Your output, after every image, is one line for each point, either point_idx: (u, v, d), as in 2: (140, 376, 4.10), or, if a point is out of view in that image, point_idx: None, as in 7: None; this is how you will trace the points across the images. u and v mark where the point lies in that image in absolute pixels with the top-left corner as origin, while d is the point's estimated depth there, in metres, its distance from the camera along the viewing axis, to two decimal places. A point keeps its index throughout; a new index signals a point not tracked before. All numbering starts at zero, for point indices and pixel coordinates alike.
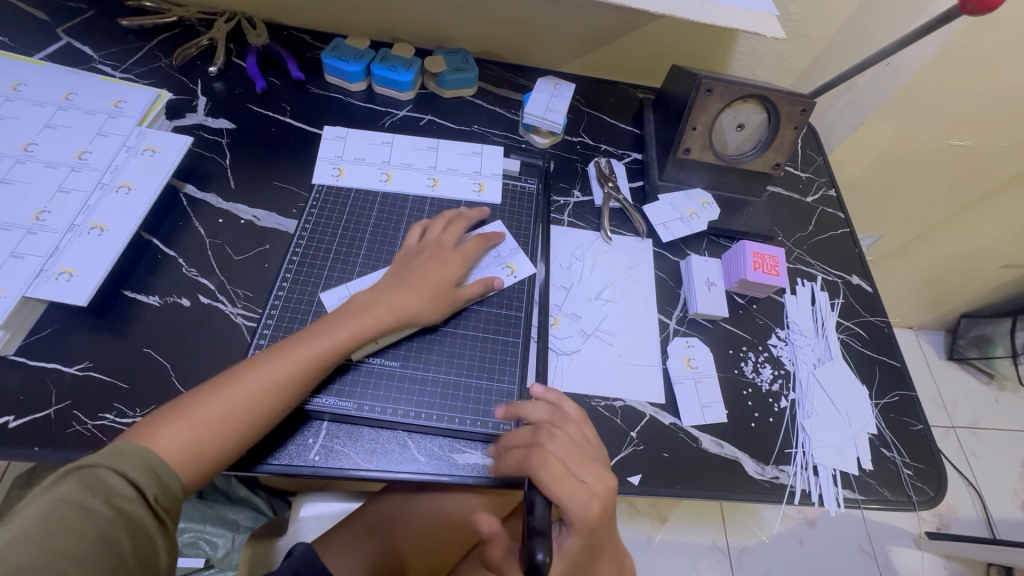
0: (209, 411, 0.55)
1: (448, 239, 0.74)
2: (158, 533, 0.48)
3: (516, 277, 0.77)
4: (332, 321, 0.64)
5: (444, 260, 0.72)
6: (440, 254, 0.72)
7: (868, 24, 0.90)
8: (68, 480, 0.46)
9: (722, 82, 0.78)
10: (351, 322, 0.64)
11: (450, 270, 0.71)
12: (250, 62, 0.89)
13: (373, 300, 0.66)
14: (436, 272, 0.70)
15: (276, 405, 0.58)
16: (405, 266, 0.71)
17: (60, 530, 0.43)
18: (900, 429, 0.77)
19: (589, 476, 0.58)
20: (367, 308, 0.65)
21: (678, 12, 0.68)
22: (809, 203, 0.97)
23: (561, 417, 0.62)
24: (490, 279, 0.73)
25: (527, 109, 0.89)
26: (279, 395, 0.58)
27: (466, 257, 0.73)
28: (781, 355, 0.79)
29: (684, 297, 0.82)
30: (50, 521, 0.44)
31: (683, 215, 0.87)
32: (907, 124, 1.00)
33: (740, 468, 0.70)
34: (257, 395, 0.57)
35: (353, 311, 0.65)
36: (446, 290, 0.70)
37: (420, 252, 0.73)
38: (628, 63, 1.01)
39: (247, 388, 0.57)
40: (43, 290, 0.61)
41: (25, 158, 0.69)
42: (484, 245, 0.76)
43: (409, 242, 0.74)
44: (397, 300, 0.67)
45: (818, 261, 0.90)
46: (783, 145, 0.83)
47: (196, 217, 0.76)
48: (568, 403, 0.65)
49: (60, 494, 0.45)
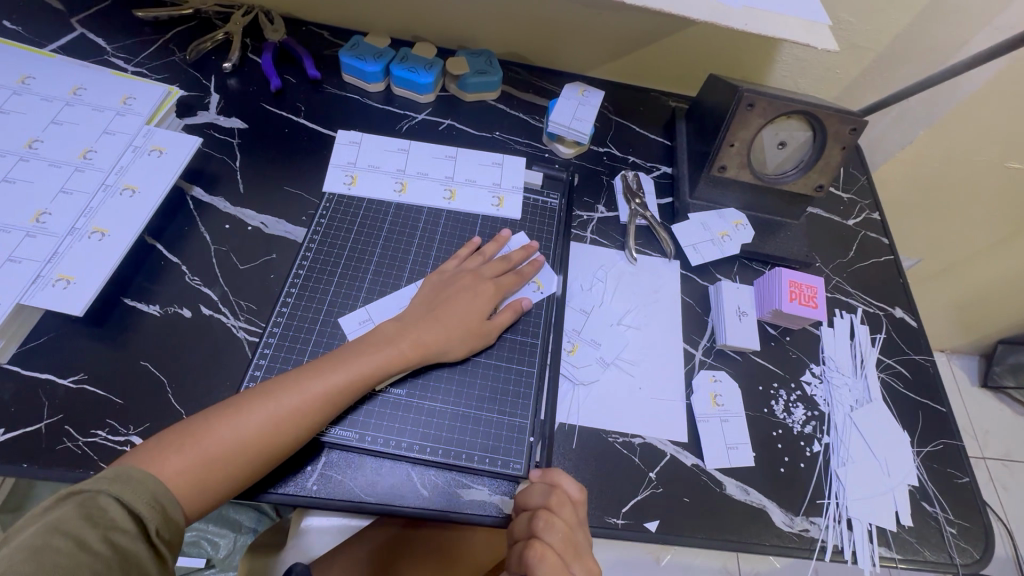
0: (220, 440, 0.52)
1: (482, 268, 0.70)
2: (157, 571, 0.46)
3: (542, 292, 0.73)
4: (356, 351, 0.60)
5: (477, 292, 0.67)
6: (475, 286, 0.68)
7: (926, 36, 0.83)
8: (66, 506, 0.44)
9: (765, 96, 0.71)
10: (375, 353, 0.60)
11: (482, 302, 0.67)
12: (266, 59, 0.86)
13: (400, 331, 0.62)
14: (467, 304, 0.66)
15: (290, 438, 0.54)
16: (437, 296, 0.67)
17: (51, 567, 0.41)
18: (944, 481, 0.70)
19: (579, 570, 0.54)
20: (394, 340, 0.61)
21: (719, 19, 0.62)
22: (851, 226, 0.90)
23: (560, 501, 0.55)
24: (520, 302, 0.70)
25: (553, 118, 0.84)
26: (295, 428, 0.54)
27: (500, 287, 0.69)
28: (816, 395, 0.73)
29: (712, 326, 0.76)
30: (43, 555, 0.41)
31: (714, 237, 0.81)
32: (962, 145, 0.93)
33: (766, 517, 0.65)
34: (272, 427, 0.53)
35: (378, 341, 0.61)
36: (476, 323, 0.66)
37: (453, 279, 0.69)
38: (661, 69, 0.95)
39: (262, 418, 0.53)
40: (39, 297, 0.59)
41: (29, 156, 0.67)
42: (516, 272, 0.72)
43: (444, 268, 0.71)
44: (425, 333, 0.63)
45: (858, 292, 0.83)
46: (828, 166, 0.77)
47: (202, 222, 0.73)
48: (566, 482, 0.58)
49: (57, 522, 0.43)
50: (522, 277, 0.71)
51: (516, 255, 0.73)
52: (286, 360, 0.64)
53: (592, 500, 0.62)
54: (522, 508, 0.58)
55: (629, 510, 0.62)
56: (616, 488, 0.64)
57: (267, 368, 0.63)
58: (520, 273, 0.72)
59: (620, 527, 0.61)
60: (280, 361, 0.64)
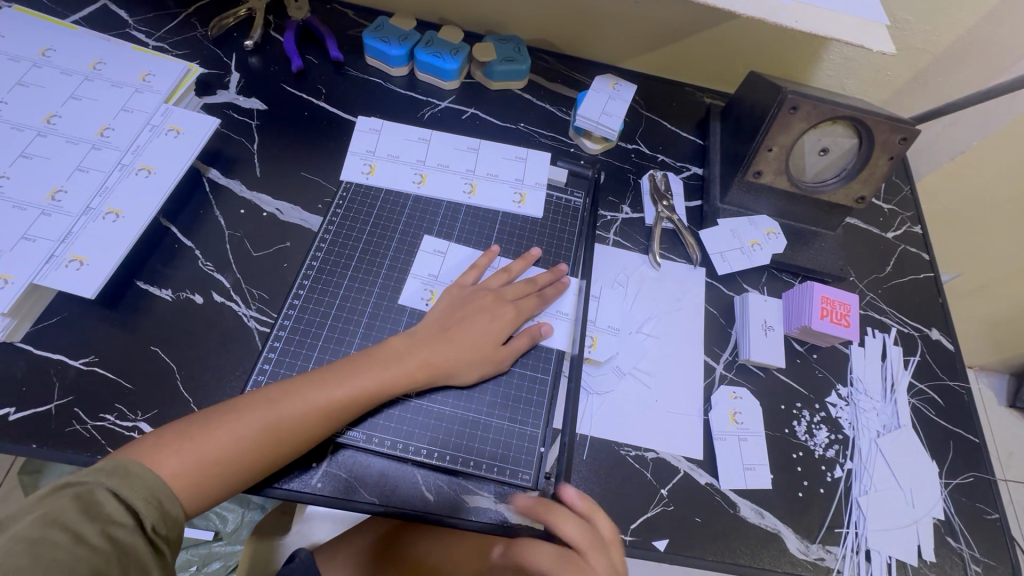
0: (216, 445, 0.51)
1: (504, 288, 0.67)
2: (154, 565, 0.45)
3: (569, 317, 0.70)
4: (360, 366, 0.58)
5: (495, 315, 0.65)
6: (491, 307, 0.65)
7: (989, 39, 0.77)
8: (64, 498, 0.44)
9: (811, 99, 0.67)
10: (381, 371, 0.58)
11: (498, 326, 0.64)
12: (288, 38, 0.83)
13: (408, 350, 0.60)
14: (482, 327, 0.63)
15: (289, 446, 0.54)
16: (452, 314, 0.64)
17: (48, 562, 0.41)
18: (970, 516, 0.67)
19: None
20: (401, 359, 0.59)
21: (770, 16, 0.57)
22: (889, 240, 0.85)
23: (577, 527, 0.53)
24: (540, 328, 0.66)
25: (580, 111, 0.80)
26: (293, 438, 0.54)
27: (520, 310, 0.66)
28: (841, 418, 0.70)
29: (736, 339, 0.73)
30: (42, 548, 0.41)
31: (744, 245, 0.78)
32: (1017, 157, 0.87)
33: (781, 543, 0.62)
34: (271, 436, 0.53)
35: (384, 358, 0.59)
36: (490, 348, 0.63)
37: (471, 298, 0.66)
38: (698, 63, 0.90)
39: (259, 424, 0.53)
40: (53, 278, 0.58)
41: (47, 131, 0.66)
42: (538, 294, 0.69)
43: (463, 282, 0.68)
44: (434, 354, 0.60)
45: (894, 310, 0.79)
46: (872, 176, 0.72)
47: (218, 205, 0.71)
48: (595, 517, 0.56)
49: (55, 515, 0.43)
50: (544, 300, 0.68)
51: (540, 278, 0.70)
52: (295, 355, 0.63)
53: None
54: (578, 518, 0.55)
55: (638, 527, 0.61)
56: (625, 504, 0.62)
57: (275, 363, 0.62)
58: (542, 294, 0.69)
59: (627, 544, 0.60)
60: (289, 356, 0.62)
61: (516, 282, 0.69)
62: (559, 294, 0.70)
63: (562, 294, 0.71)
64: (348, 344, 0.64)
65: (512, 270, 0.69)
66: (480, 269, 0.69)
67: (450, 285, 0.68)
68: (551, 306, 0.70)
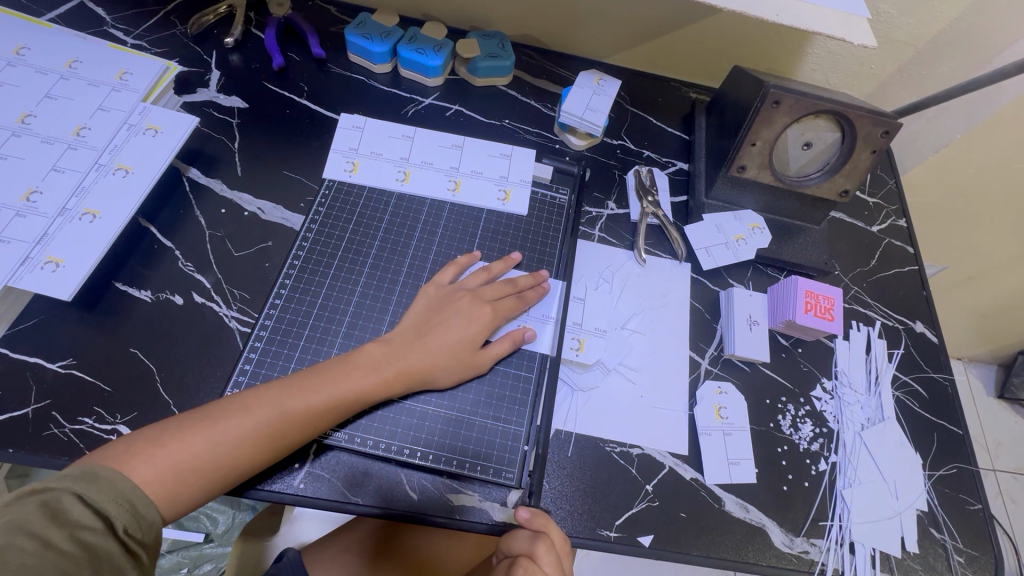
0: (192, 452, 0.50)
1: (482, 289, 0.67)
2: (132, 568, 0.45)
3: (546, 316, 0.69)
4: (336, 371, 0.58)
5: (473, 317, 0.64)
6: (469, 309, 0.64)
7: (972, 33, 0.77)
8: (28, 506, 0.43)
9: (793, 93, 0.67)
10: (360, 376, 0.58)
11: (475, 328, 0.63)
12: (269, 35, 0.82)
13: (385, 355, 0.60)
14: (459, 331, 0.63)
15: (270, 452, 0.53)
16: (429, 317, 0.64)
17: (18, 566, 0.40)
18: (955, 507, 0.67)
19: None
20: (379, 363, 0.59)
21: (750, 10, 0.56)
22: (874, 233, 0.85)
23: (545, 550, 0.54)
24: (522, 332, 0.66)
25: (564, 107, 0.79)
26: (271, 444, 0.53)
27: (498, 311, 0.65)
28: (825, 411, 0.70)
29: (721, 334, 0.73)
30: (6, 554, 0.40)
31: (729, 240, 0.78)
32: (1000, 150, 0.87)
33: (766, 536, 0.63)
34: (247, 443, 0.52)
35: (361, 363, 0.58)
36: (467, 353, 0.63)
37: (451, 297, 0.66)
38: (684, 58, 0.90)
39: (236, 432, 0.52)
40: (27, 280, 0.57)
41: (21, 131, 0.65)
42: (519, 296, 0.68)
43: (440, 281, 0.67)
44: (409, 359, 0.60)
45: (879, 303, 0.79)
46: (855, 170, 0.73)
47: (198, 204, 0.71)
48: (555, 529, 0.56)
49: (20, 522, 0.42)
50: (525, 301, 0.68)
51: (522, 280, 0.69)
52: (276, 356, 0.62)
53: (585, 511, 0.61)
54: (528, 529, 0.56)
55: (622, 523, 0.61)
56: (611, 500, 0.62)
57: (257, 363, 0.61)
58: (522, 296, 0.68)
59: (612, 540, 0.60)
60: (271, 356, 0.62)
61: (497, 282, 0.69)
62: (541, 297, 0.69)
63: (545, 297, 0.70)
64: (329, 345, 0.63)
65: (493, 270, 0.69)
66: (459, 266, 0.69)
67: (428, 286, 0.67)
68: (533, 309, 0.69)
